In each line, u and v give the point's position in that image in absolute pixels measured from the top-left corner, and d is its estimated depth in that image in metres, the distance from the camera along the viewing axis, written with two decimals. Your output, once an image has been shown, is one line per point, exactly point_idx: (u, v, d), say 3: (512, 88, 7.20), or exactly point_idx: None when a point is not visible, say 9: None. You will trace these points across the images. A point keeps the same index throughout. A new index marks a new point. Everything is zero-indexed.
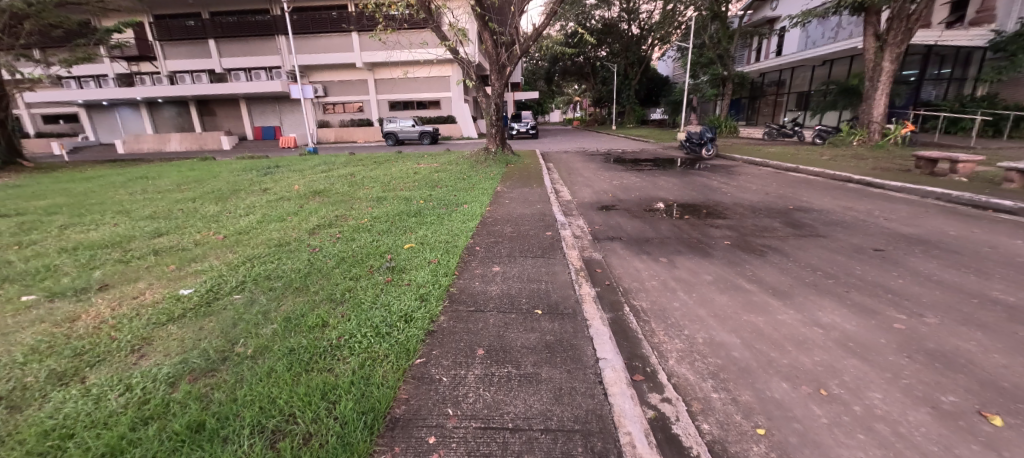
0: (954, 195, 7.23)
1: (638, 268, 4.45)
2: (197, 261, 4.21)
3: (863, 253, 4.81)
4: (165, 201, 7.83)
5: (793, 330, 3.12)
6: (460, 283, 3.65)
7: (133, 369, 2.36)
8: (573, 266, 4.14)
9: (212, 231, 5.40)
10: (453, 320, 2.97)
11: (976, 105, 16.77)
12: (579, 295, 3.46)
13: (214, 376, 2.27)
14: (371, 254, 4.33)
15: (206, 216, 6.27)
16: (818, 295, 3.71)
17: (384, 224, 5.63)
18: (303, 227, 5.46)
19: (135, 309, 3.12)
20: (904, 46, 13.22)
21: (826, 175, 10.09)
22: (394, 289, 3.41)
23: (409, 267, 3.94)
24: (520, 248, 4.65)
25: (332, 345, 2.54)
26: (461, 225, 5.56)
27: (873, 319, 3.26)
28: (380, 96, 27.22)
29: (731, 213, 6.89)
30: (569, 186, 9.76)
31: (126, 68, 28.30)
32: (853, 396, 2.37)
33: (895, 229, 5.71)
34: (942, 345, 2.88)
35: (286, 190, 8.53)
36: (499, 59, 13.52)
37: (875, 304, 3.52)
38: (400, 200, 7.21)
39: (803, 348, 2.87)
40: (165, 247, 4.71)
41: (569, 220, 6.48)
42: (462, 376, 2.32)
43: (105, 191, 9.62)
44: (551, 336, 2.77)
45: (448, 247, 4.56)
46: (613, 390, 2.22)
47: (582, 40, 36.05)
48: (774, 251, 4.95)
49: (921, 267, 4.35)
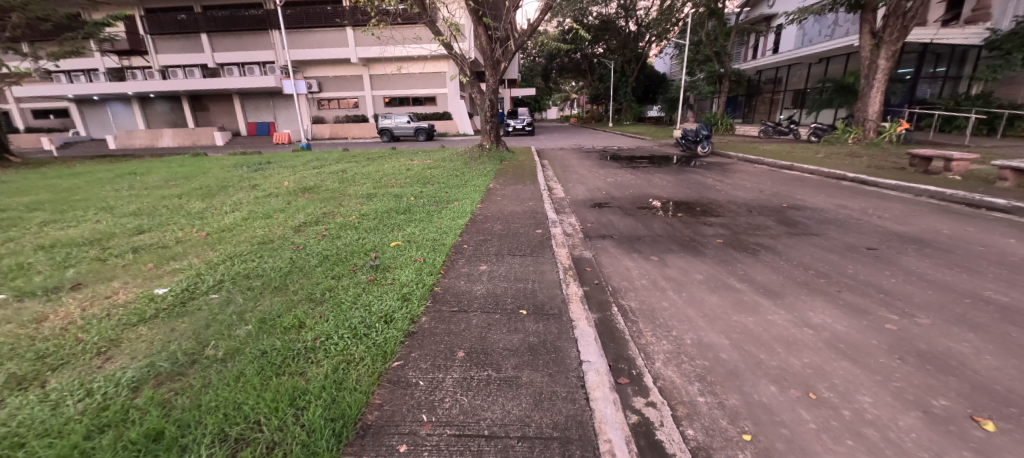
0: (947, 193, 7.21)
1: (628, 266, 4.39)
2: (176, 259, 4.10)
3: (856, 252, 4.74)
4: (150, 197, 7.67)
5: (783, 330, 3.04)
6: (445, 282, 3.57)
7: (97, 373, 2.26)
8: (562, 265, 4.07)
9: (195, 228, 5.29)
10: (435, 320, 2.89)
11: (971, 103, 16.83)
12: (565, 294, 3.39)
13: (180, 380, 2.18)
14: (355, 252, 4.23)
15: (192, 213, 6.16)
16: (809, 295, 3.64)
17: (372, 221, 5.53)
18: (288, 224, 5.35)
19: (106, 309, 3.00)
20: (900, 44, 13.18)
21: (821, 173, 10.06)
22: (376, 289, 3.32)
23: (393, 265, 3.85)
24: (509, 247, 4.57)
25: (307, 347, 2.46)
26: (450, 223, 5.47)
27: (864, 319, 3.20)
28: (376, 92, 27.00)
29: (724, 211, 6.83)
30: (563, 183, 9.68)
31: (117, 63, 27.99)
32: (843, 400, 2.30)
33: (888, 227, 5.67)
34: (933, 347, 2.82)
35: (275, 187, 8.40)
36: (494, 55, 13.33)
37: (866, 304, 3.45)
38: (390, 197, 7.12)
39: (792, 349, 2.80)
40: (145, 245, 4.57)
41: (560, 218, 6.40)
42: (439, 381, 2.24)
43: (92, 187, 9.45)
44: (534, 337, 2.69)
45: (436, 245, 4.48)
46: (594, 394, 2.14)
47: (579, 37, 35.90)
48: (766, 249, 4.89)
49: (914, 267, 4.28)
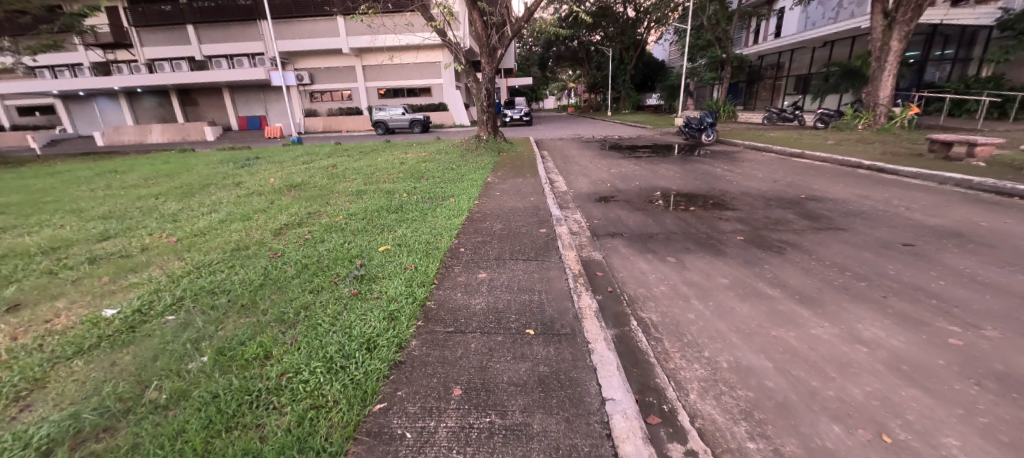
0: (975, 181, 6.73)
1: (643, 269, 3.95)
2: (138, 271, 3.65)
3: (890, 249, 4.28)
4: (126, 198, 7.18)
5: (832, 348, 2.60)
6: (439, 294, 3.12)
7: (4, 430, 1.82)
8: (572, 271, 3.61)
9: (166, 233, 4.83)
10: (427, 346, 2.46)
11: (981, 86, 16.40)
12: (577, 308, 2.93)
13: (107, 438, 1.75)
14: (339, 259, 3.78)
15: (165, 215, 5.69)
16: (851, 302, 3.19)
17: (360, 222, 5.06)
18: (268, 227, 4.88)
19: (39, 338, 2.56)
20: (913, 25, 12.64)
21: (833, 161, 9.60)
22: (359, 305, 2.89)
23: (381, 275, 3.40)
24: (511, 250, 4.12)
25: (268, 388, 2.03)
26: (446, 222, 5.00)
27: (921, 332, 2.76)
28: (369, 83, 26.33)
29: (739, 204, 6.39)
30: (565, 175, 9.20)
31: (102, 57, 27.26)
32: (925, 445, 1.86)
33: (920, 219, 5.22)
34: (1016, 369, 2.36)
35: (260, 184, 7.92)
36: (490, 41, 12.71)
37: (919, 313, 3.01)
38: (381, 193, 6.66)
39: (849, 373, 2.35)
40: (106, 254, 4.12)
41: (565, 215, 5.92)
42: (431, 431, 1.81)
43: (67, 187, 8.92)
44: (544, 366, 2.25)
45: (429, 250, 4.03)
46: (624, 448, 1.71)
47: (577, 23, 34.94)
48: (792, 247, 4.45)
49: (960, 265, 3.83)
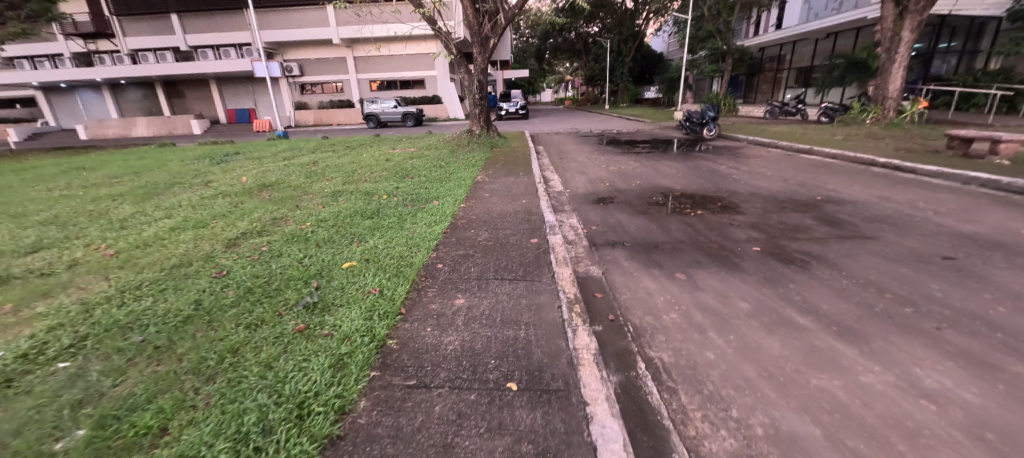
0: (1004, 181, 6.22)
1: (649, 290, 3.40)
2: (50, 295, 3.06)
3: (929, 263, 3.77)
4: (79, 200, 6.54)
5: (892, 406, 2.07)
6: (404, 330, 2.56)
7: None
8: (565, 295, 3.04)
9: (106, 244, 4.23)
10: (378, 409, 1.91)
11: (990, 79, 15.88)
12: (573, 351, 2.38)
13: None
14: (292, 279, 3.20)
15: (113, 221, 5.09)
16: (901, 336, 2.66)
17: (328, 230, 4.48)
18: (222, 237, 4.29)
19: None
20: (925, 13, 11.97)
21: (844, 157, 9.07)
22: (303, 347, 2.32)
23: (337, 302, 2.83)
24: (496, 266, 3.56)
25: None
26: (424, 231, 4.42)
27: (996, 381, 2.23)
28: (361, 75, 25.56)
29: (750, 206, 5.86)
30: (561, 172, 8.66)
31: (82, 47, 26.12)
32: None
33: (954, 226, 4.70)
34: None
35: (230, 184, 7.31)
36: (482, 30, 12.01)
37: (985, 351, 2.49)
38: (359, 195, 6.07)
39: (922, 447, 1.82)
40: (23, 272, 3.52)
41: (559, 220, 5.36)
42: None
43: (24, 186, 8.25)
44: (527, 445, 1.71)
45: (401, 267, 3.46)
46: None
47: (575, 14, 34.17)
48: (816, 260, 3.92)
49: (1014, 284, 3.32)
